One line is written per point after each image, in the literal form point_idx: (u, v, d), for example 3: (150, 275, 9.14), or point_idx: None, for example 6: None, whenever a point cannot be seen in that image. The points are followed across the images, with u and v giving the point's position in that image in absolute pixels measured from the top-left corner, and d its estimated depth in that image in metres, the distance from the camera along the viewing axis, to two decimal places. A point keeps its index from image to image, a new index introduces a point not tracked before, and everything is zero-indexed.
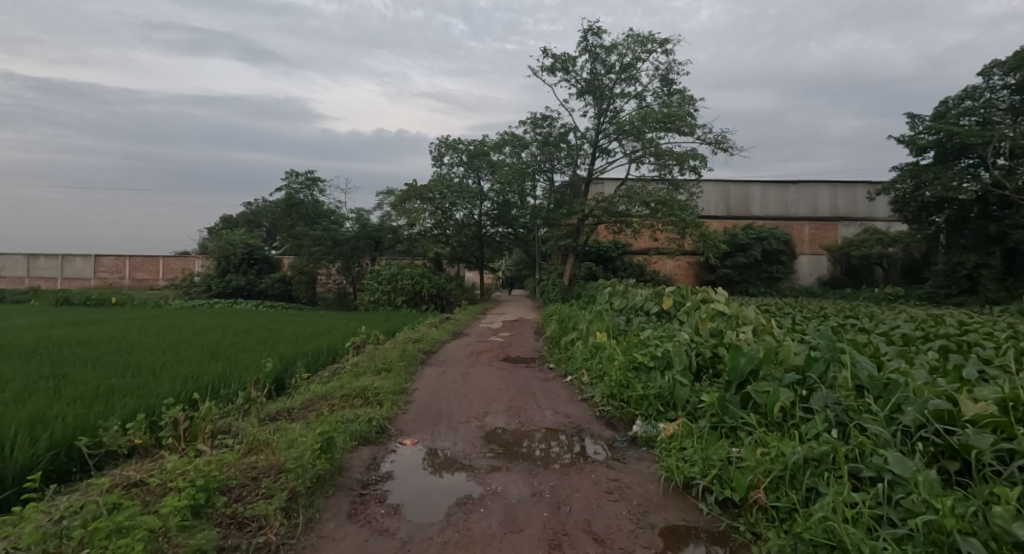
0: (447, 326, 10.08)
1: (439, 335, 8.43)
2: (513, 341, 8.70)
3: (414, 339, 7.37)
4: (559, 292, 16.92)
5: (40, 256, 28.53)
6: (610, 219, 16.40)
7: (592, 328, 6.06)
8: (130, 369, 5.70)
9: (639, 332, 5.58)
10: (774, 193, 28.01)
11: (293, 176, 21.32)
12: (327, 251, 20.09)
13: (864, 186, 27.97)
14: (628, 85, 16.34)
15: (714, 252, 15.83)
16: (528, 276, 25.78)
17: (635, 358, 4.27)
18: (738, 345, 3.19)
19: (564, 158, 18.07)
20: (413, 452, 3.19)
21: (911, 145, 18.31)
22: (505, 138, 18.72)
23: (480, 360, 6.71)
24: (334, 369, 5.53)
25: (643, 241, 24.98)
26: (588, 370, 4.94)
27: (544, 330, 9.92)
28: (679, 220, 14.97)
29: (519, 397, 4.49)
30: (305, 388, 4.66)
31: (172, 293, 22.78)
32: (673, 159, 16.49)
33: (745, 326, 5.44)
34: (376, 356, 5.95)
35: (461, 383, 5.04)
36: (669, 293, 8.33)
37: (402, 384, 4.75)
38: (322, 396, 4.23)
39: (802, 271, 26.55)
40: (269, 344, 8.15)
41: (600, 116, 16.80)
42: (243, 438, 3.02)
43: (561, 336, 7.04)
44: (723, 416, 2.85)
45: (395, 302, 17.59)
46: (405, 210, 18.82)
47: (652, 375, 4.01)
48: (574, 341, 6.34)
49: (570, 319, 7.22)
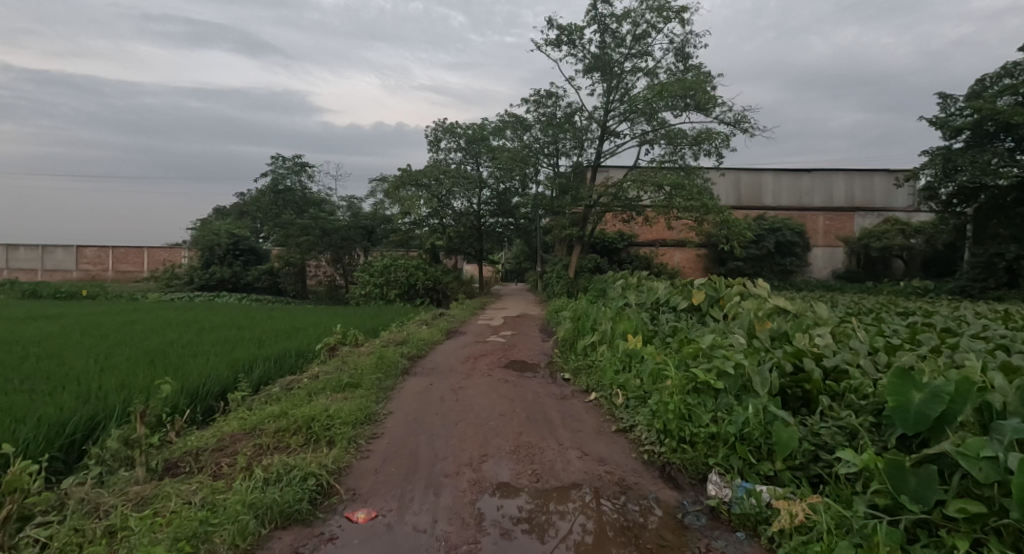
0: (441, 323, 8.85)
1: (430, 334, 7.17)
2: (518, 341, 7.48)
3: (398, 341, 6.06)
4: (564, 285, 15.69)
5: (20, 247, 27.29)
6: (619, 207, 15.15)
7: (618, 328, 4.81)
8: (27, 382, 4.46)
9: (682, 335, 4.35)
10: (787, 182, 26.71)
11: (280, 160, 19.94)
12: (316, 241, 18.80)
13: (882, 173, 26.64)
14: (639, 61, 15.05)
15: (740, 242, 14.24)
16: (530, 268, 24.53)
17: (694, 376, 3.02)
18: (905, 370, 1.87)
19: (570, 140, 16.54)
20: (364, 541, 1.94)
21: (943, 127, 17.01)
22: (506, 120, 17.42)
23: (478, 367, 5.43)
24: (287, 384, 4.27)
25: (650, 232, 23.77)
26: (622, 389, 3.68)
27: (552, 329, 8.72)
28: (698, 206, 13.49)
29: (531, 429, 3.24)
30: (234, 413, 3.42)
31: (153, 286, 21.50)
32: (687, 143, 15.16)
33: (819, 328, 4.21)
34: (346, 365, 4.68)
35: (452, 406, 3.80)
36: (700, 285, 7.06)
37: (367, 406, 3.50)
38: (251, 430, 2.96)
39: (816, 264, 25.35)
40: (228, 345, 6.91)
41: (609, 94, 15.47)
42: (67, 535, 1.77)
43: (576, 337, 5.79)
44: (900, 498, 1.62)
45: (388, 295, 16.36)
46: (398, 197, 17.33)
47: (727, 404, 2.76)
48: (595, 346, 5.09)
49: (585, 317, 5.94)
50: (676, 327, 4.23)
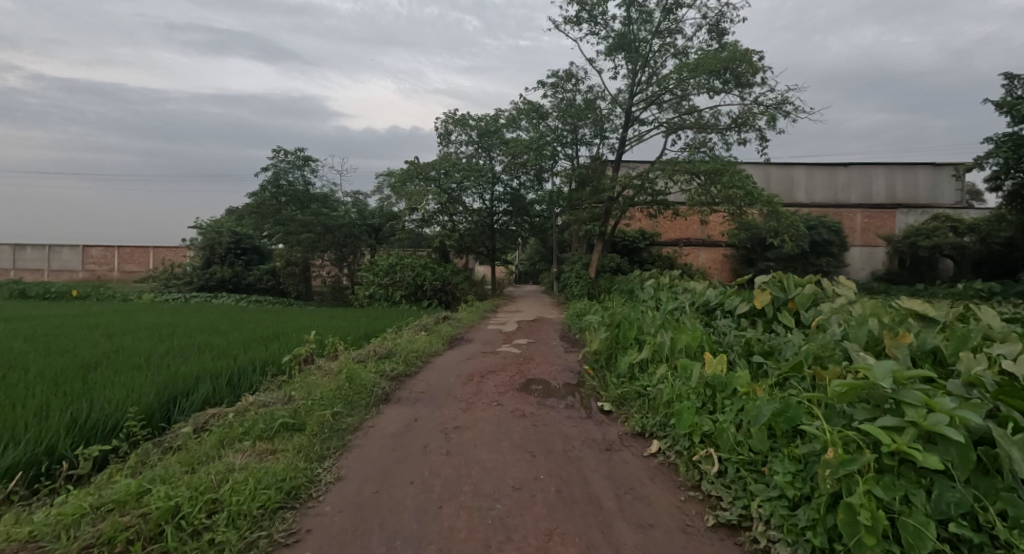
0: (444, 328, 7.55)
1: (427, 343, 5.87)
2: (536, 351, 6.14)
3: (381, 355, 4.66)
4: (584, 286, 14.28)
5: (27, 247, 26.85)
6: (646, 202, 14.03)
7: (679, 340, 3.41)
8: None
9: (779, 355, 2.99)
10: (821, 177, 24.94)
11: (281, 154, 18.60)
12: (318, 238, 17.63)
13: (925, 167, 24.79)
14: (668, 40, 13.64)
15: (796, 233, 12.18)
16: (545, 268, 23.20)
17: (875, 440, 1.61)
18: None
19: (591, 127, 15.13)
20: None
21: (1010, 111, 15.09)
22: (521, 108, 16.12)
23: (483, 391, 4.06)
24: (203, 418, 2.91)
25: (673, 230, 22.27)
26: (711, 446, 2.28)
27: (575, 336, 7.40)
28: (738, 195, 11.79)
29: (567, 523, 1.87)
30: (74, 488, 2.06)
31: (152, 286, 20.63)
32: (721, 128, 13.63)
33: (996, 346, 2.76)
34: (297, 390, 3.34)
35: (438, 463, 2.45)
36: (763, 285, 5.65)
37: (296, 473, 2.15)
38: (55, 536, 1.57)
39: (854, 264, 23.77)
40: (179, 357, 5.66)
41: (635, 76, 14.02)
42: None
43: (613, 350, 4.38)
44: None
45: (393, 297, 15.18)
46: (405, 191, 16.08)
47: (968, 510, 1.39)
48: (644, 366, 3.68)
49: (624, 321, 4.53)
50: (775, 347, 2.87)
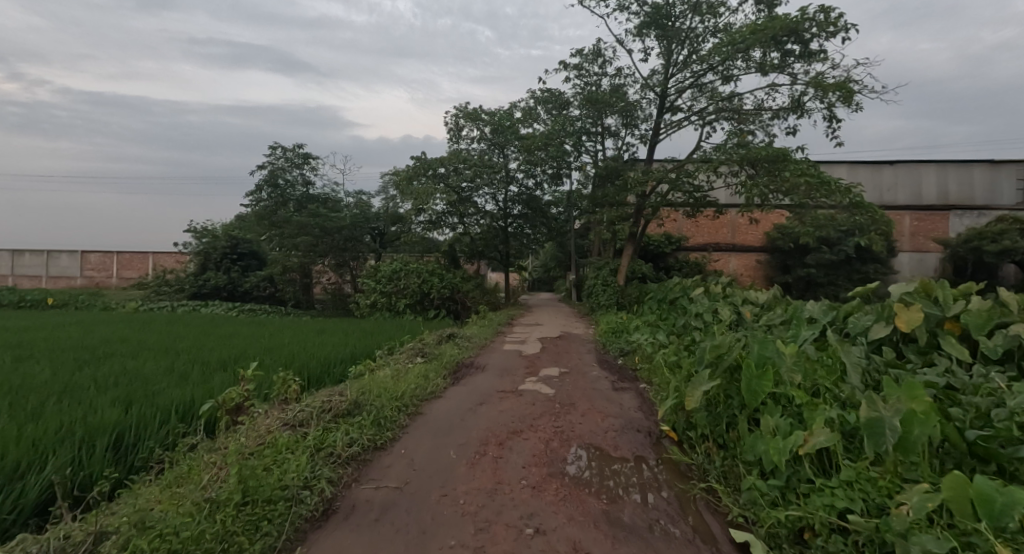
0: (449, 351, 5.87)
1: (420, 379, 4.16)
2: (574, 388, 4.37)
3: (336, 413, 2.88)
4: (612, 295, 12.49)
5: (26, 253, 25.81)
6: (685, 202, 12.33)
7: (914, 424, 1.67)
8: None
9: None
10: (865, 176, 22.84)
11: (278, 152, 17.21)
12: (316, 241, 16.04)
13: (980, 166, 22.65)
14: (707, 14, 11.88)
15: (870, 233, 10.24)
16: (564, 276, 21.44)
17: None
18: None
19: (617, 117, 13.42)
20: None
21: None
22: (537, 98, 14.50)
23: (503, 486, 2.30)
24: None
25: (703, 234, 20.37)
26: None
27: (623, 363, 5.66)
28: (812, 180, 9.85)
29: None
30: None
31: (143, 294, 19.24)
32: (767, 112, 11.85)
33: None
34: (121, 521, 1.60)
35: None
36: (905, 297, 3.85)
37: None
38: None
39: (903, 271, 21.67)
40: (73, 399, 3.96)
41: (668, 56, 12.34)
42: None
43: (726, 415, 2.57)
44: None
45: (396, 306, 13.53)
46: (410, 190, 14.43)
47: None
48: (825, 462, 1.90)
49: (736, 358, 2.71)
50: None
